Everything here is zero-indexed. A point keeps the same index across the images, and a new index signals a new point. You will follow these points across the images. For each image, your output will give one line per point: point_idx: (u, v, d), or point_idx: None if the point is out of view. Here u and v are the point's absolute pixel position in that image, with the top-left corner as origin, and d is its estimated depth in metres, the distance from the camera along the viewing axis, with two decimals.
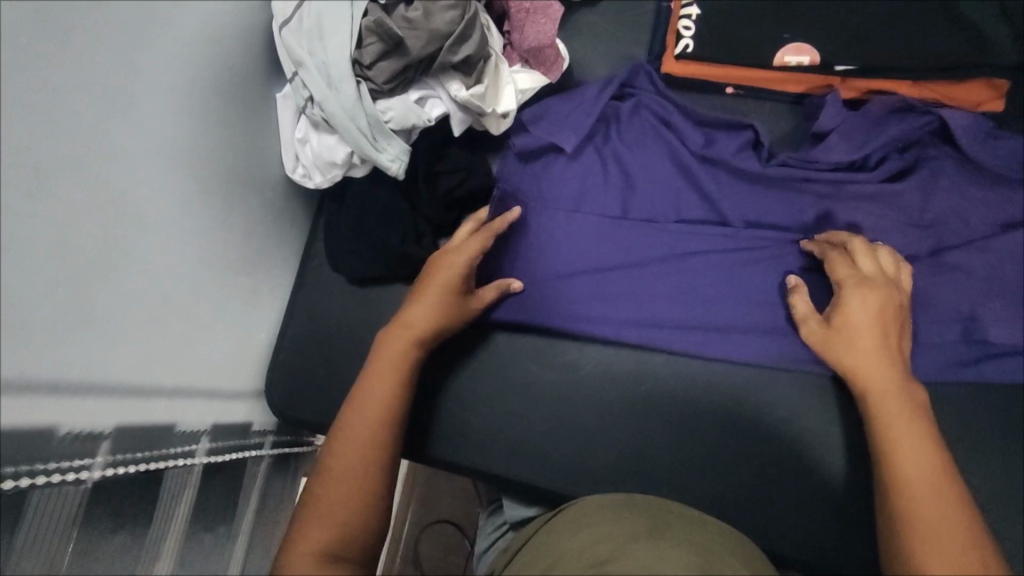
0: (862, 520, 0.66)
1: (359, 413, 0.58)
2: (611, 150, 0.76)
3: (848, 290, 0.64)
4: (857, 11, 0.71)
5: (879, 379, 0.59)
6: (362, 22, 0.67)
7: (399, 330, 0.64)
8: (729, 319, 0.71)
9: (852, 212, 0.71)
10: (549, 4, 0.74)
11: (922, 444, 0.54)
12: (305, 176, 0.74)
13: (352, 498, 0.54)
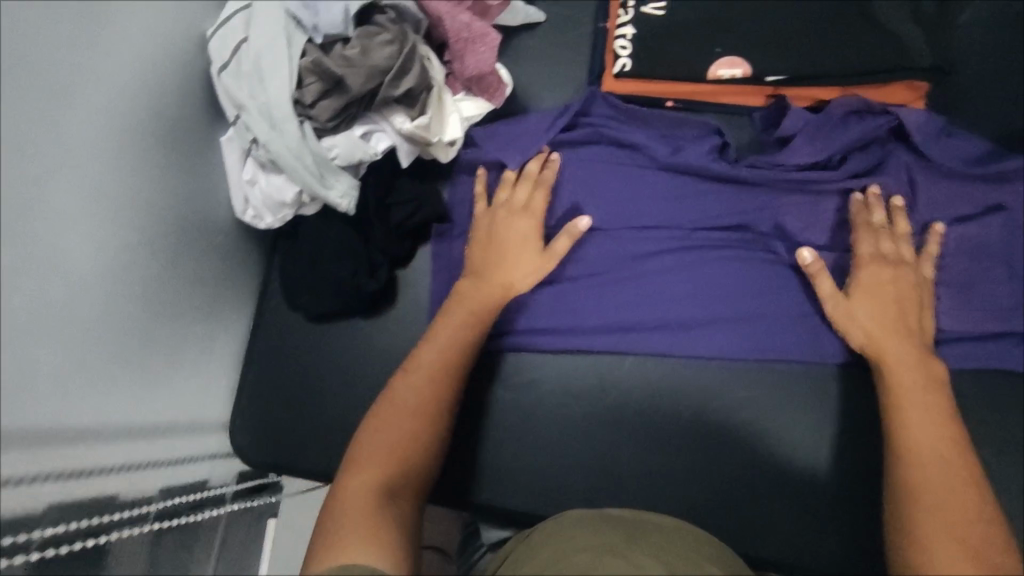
0: (827, 518, 0.68)
1: (408, 375, 0.63)
2: (571, 167, 0.74)
3: (869, 267, 0.66)
4: (783, 22, 0.73)
5: (896, 352, 0.63)
6: (301, 61, 0.65)
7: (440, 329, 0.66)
8: (687, 322, 0.71)
9: (795, 211, 0.71)
10: (486, 32, 0.71)
11: (934, 420, 0.58)
12: (256, 218, 0.74)
13: (401, 452, 0.57)
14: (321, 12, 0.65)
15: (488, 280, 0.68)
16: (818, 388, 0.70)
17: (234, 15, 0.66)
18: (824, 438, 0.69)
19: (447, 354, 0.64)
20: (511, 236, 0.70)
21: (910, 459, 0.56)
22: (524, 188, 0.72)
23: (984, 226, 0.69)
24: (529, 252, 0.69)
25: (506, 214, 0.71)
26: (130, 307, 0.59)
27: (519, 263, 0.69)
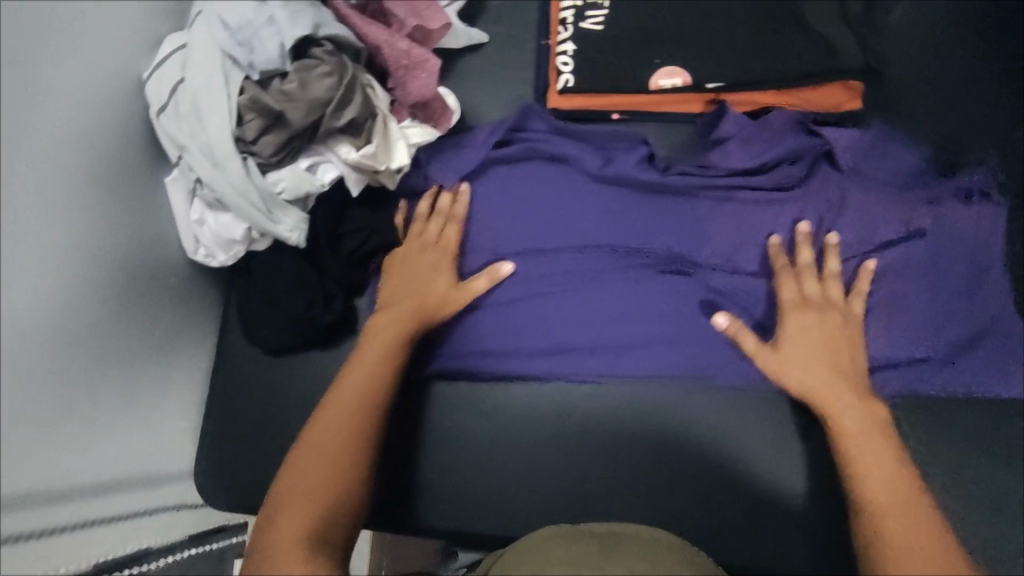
0: (778, 518, 0.69)
1: (334, 408, 0.64)
2: (500, 190, 0.75)
3: (791, 313, 0.68)
4: (719, 30, 0.74)
5: (834, 400, 0.64)
6: (239, 98, 0.64)
7: (361, 359, 0.67)
8: (630, 340, 0.71)
9: (727, 219, 0.72)
10: (427, 58, 0.72)
11: (887, 459, 0.60)
12: (208, 257, 0.74)
13: (329, 489, 0.59)
14: (255, 49, 0.63)
15: (414, 310, 0.70)
16: (768, 391, 0.70)
17: (171, 55, 0.65)
18: (773, 441, 0.70)
19: (368, 381, 0.65)
20: (424, 275, 0.72)
21: (875, 513, 0.57)
22: (437, 225, 0.74)
23: (909, 250, 0.70)
24: (442, 290, 0.71)
25: (413, 252, 0.73)
26: (78, 363, 0.59)
27: (429, 298, 0.71)
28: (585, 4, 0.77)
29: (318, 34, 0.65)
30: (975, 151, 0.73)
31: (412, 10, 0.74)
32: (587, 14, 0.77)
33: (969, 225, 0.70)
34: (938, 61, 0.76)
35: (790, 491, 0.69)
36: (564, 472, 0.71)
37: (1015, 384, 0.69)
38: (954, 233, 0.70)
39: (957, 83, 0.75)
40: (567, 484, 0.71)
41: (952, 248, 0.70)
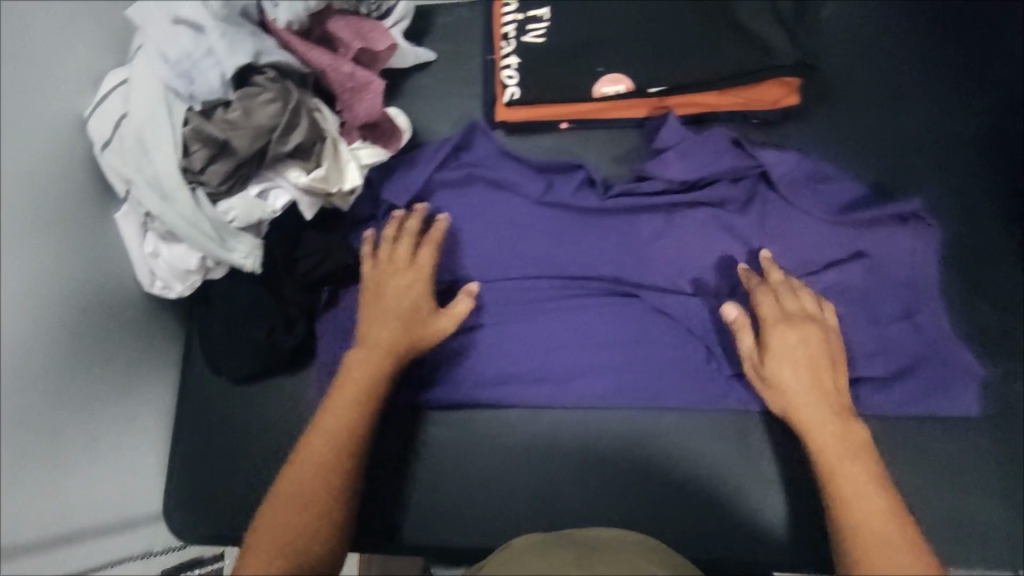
0: (732, 504, 0.72)
1: (319, 433, 0.63)
2: (447, 221, 0.79)
3: (775, 329, 0.66)
4: (657, 35, 0.76)
5: (818, 420, 0.63)
6: (183, 129, 0.64)
7: (345, 382, 0.66)
8: (569, 368, 0.75)
9: (661, 237, 0.76)
10: (370, 79, 0.73)
11: (868, 482, 0.59)
12: (166, 288, 0.73)
13: (309, 526, 0.58)
14: (195, 79, 0.63)
15: (392, 329, 0.69)
16: (709, 394, 0.74)
17: (113, 92, 0.65)
18: (723, 431, 0.74)
19: (351, 408, 0.64)
20: (398, 298, 0.70)
21: (855, 536, 0.56)
22: (406, 247, 0.73)
23: (847, 272, 0.71)
24: (417, 323, 0.70)
25: (385, 273, 0.72)
26: (39, 408, 0.59)
27: (400, 335, 0.69)
28: (526, 17, 0.79)
29: (259, 61, 0.66)
30: (909, 140, 0.76)
31: (356, 34, 0.75)
32: (528, 27, 0.79)
33: (901, 247, 0.71)
34: (872, 52, 0.78)
35: (743, 479, 0.73)
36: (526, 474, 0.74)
37: (960, 401, 0.69)
38: (890, 256, 0.71)
39: (889, 71, 0.78)
40: (532, 488, 0.73)
41: (885, 271, 0.71)
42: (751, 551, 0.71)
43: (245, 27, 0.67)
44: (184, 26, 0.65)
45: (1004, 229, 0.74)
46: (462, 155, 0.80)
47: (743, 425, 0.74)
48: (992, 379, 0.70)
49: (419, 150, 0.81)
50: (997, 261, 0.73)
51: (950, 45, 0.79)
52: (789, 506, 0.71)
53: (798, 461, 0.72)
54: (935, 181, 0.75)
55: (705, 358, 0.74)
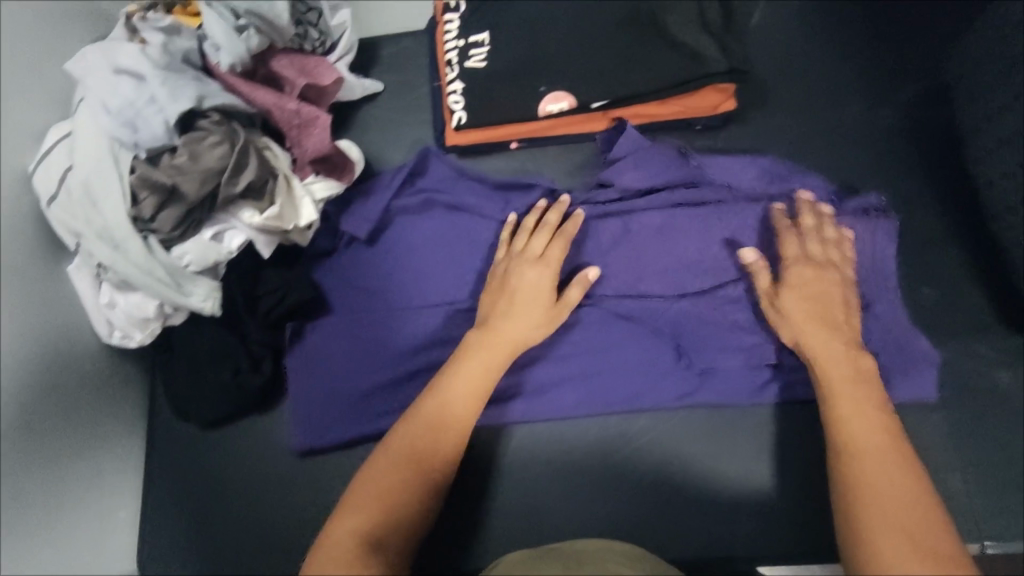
0: (708, 501, 0.73)
1: (427, 404, 0.64)
2: (407, 247, 0.80)
3: (793, 265, 0.68)
4: (596, 49, 0.77)
5: (828, 348, 0.64)
6: (130, 178, 0.64)
7: (465, 357, 0.67)
8: (538, 381, 0.76)
9: (619, 244, 0.77)
10: (316, 114, 0.74)
11: (871, 411, 0.59)
12: (125, 338, 0.72)
13: (401, 493, 0.59)
14: (140, 127, 0.63)
15: (518, 309, 0.69)
16: (678, 396, 0.75)
17: (56, 145, 0.65)
18: (694, 430, 0.75)
19: (467, 388, 0.65)
20: (513, 284, 0.70)
21: (853, 462, 0.56)
22: (541, 238, 0.73)
23: None
24: (536, 310, 0.69)
25: (516, 261, 0.72)
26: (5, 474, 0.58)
27: (527, 319, 0.69)
28: (467, 43, 0.80)
29: (202, 106, 0.66)
30: (847, 133, 0.79)
31: (301, 71, 0.77)
32: (470, 52, 0.79)
33: (860, 235, 0.73)
34: (804, 55, 0.81)
35: (719, 477, 0.74)
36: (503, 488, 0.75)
37: (921, 385, 0.70)
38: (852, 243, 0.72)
39: (821, 68, 0.81)
40: (512, 501, 0.75)
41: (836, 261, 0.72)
42: (733, 549, 0.72)
43: (186, 71, 0.67)
44: (126, 75, 0.64)
45: (943, 213, 0.76)
46: (417, 180, 0.82)
47: (712, 423, 0.75)
48: (945, 357, 0.73)
49: (378, 176, 0.83)
50: (940, 244, 0.76)
51: (879, 37, 0.82)
52: (764, 500, 0.73)
53: (770, 453, 0.74)
54: (876, 169, 0.78)
55: (675, 357, 0.75)
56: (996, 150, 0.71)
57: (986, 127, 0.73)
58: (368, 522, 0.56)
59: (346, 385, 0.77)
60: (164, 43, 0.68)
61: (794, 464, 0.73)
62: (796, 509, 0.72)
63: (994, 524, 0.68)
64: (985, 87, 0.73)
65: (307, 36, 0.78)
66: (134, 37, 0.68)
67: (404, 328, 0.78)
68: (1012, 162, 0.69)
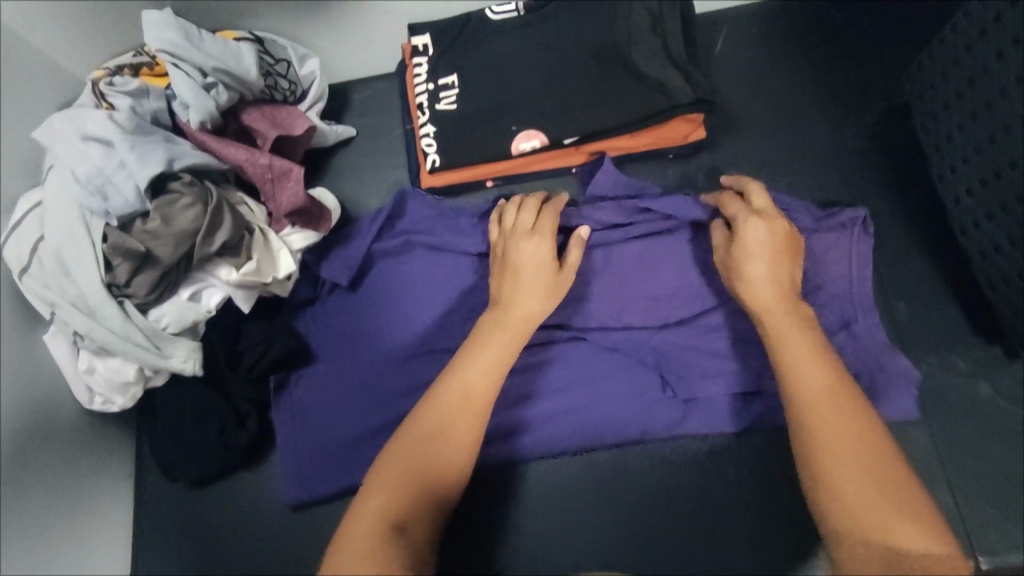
0: (701, 529, 0.73)
1: (434, 407, 0.60)
2: (390, 292, 0.80)
3: (744, 219, 0.67)
4: (564, 87, 0.78)
5: (778, 322, 0.62)
6: (102, 245, 0.63)
7: (470, 355, 0.63)
8: (531, 420, 0.76)
9: (598, 278, 0.77)
10: (289, 167, 0.74)
11: (831, 390, 0.57)
12: (107, 402, 0.71)
13: (423, 477, 0.56)
14: (110, 195, 0.63)
15: (529, 284, 0.67)
16: (669, 428, 0.75)
17: (26, 217, 0.64)
18: (685, 458, 0.75)
19: (476, 388, 0.61)
20: (518, 259, 0.69)
21: (814, 448, 0.54)
22: (530, 213, 0.73)
23: None
24: (543, 282, 0.68)
25: (514, 236, 0.71)
26: None
27: (535, 295, 0.67)
28: (437, 86, 0.80)
29: (174, 168, 0.66)
30: (815, 153, 0.80)
31: (272, 122, 0.77)
32: (441, 95, 0.80)
33: (838, 249, 0.73)
34: (768, 79, 0.83)
35: (714, 506, 0.74)
36: (495, 529, 0.75)
37: (907, 402, 0.70)
38: (826, 260, 0.72)
39: (786, 92, 0.83)
40: (507, 542, 0.74)
41: (819, 283, 0.72)
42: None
43: (156, 132, 0.67)
44: (95, 142, 0.63)
45: (910, 228, 0.78)
46: (396, 223, 0.82)
47: (701, 451, 0.75)
48: (924, 371, 0.74)
49: (359, 218, 0.83)
50: (910, 258, 0.77)
51: (840, 57, 0.83)
52: (760, 525, 0.73)
53: (763, 477, 0.74)
54: (844, 188, 0.79)
55: (660, 387, 0.76)
56: (959, 169, 0.72)
57: (946, 145, 0.73)
58: (391, 506, 0.54)
59: (334, 435, 0.76)
60: (132, 108, 0.67)
61: (783, 486, 0.73)
62: (787, 532, 0.72)
63: (981, 536, 0.68)
64: (941, 105, 0.73)
65: (277, 86, 0.78)
66: (101, 103, 0.67)
67: (387, 376, 0.77)
68: (976, 180, 0.70)
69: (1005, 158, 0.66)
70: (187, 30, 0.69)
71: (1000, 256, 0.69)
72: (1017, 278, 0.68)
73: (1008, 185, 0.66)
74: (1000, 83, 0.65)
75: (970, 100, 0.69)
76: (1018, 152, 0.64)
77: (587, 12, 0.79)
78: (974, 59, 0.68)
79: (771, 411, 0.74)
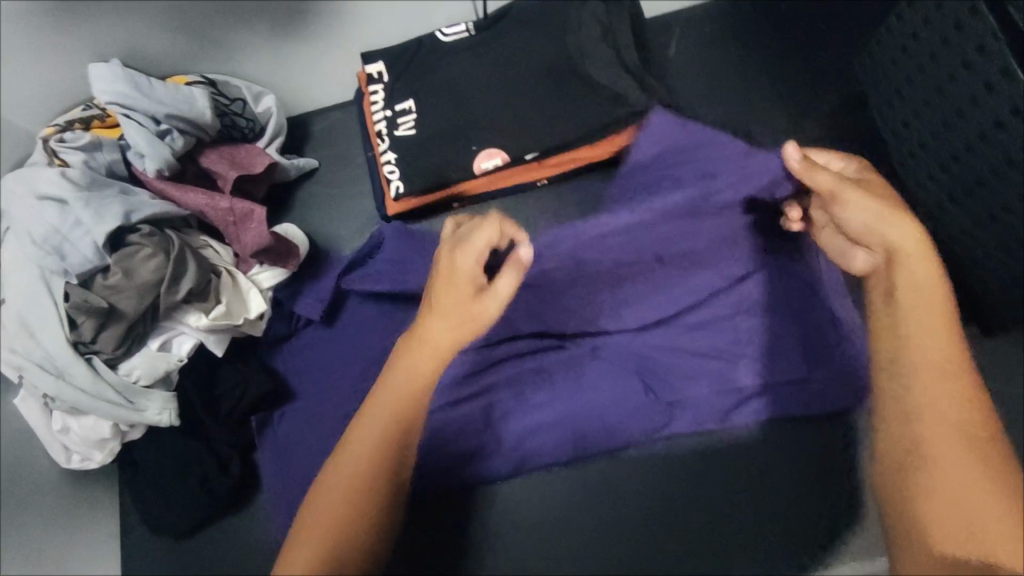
0: (705, 537, 0.71)
1: (354, 447, 0.57)
2: (368, 323, 0.80)
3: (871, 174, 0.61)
4: (521, 104, 0.78)
5: (923, 295, 0.54)
6: (64, 304, 0.61)
7: (388, 384, 0.59)
8: (518, 435, 0.74)
9: (574, 287, 0.77)
10: (250, 209, 0.74)
11: (954, 391, 0.52)
12: (85, 460, 0.70)
13: (359, 514, 0.55)
14: (68, 253, 0.61)
15: (441, 311, 0.60)
16: (662, 435, 0.73)
17: None
18: (678, 460, 0.73)
19: (393, 426, 0.58)
20: (438, 290, 0.61)
21: (911, 448, 0.52)
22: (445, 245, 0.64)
23: (741, 290, 0.75)
24: (451, 305, 0.60)
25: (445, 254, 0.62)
26: None
27: (447, 323, 0.60)
28: (394, 112, 0.80)
29: (132, 220, 0.65)
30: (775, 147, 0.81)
31: (231, 163, 0.77)
32: (398, 121, 0.80)
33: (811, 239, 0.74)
34: (724, 76, 0.83)
35: (714, 508, 0.71)
36: (493, 554, 0.72)
37: None
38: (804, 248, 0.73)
39: (742, 88, 0.83)
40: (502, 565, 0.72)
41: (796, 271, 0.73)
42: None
43: (112, 185, 0.66)
44: (50, 201, 0.62)
45: None
46: (376, 253, 0.80)
47: (692, 451, 0.73)
48: None
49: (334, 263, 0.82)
50: None
51: (792, 51, 0.84)
52: (764, 521, 0.70)
53: (761, 473, 0.72)
54: None
55: (643, 391, 0.74)
56: (919, 154, 0.72)
57: (902, 132, 0.74)
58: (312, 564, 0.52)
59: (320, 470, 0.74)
60: (86, 163, 0.66)
61: (785, 479, 0.71)
62: (792, 529, 0.70)
63: None
64: (894, 92, 0.73)
65: (235, 125, 0.79)
66: (53, 160, 0.65)
67: None
68: (935, 165, 0.70)
69: (959, 142, 0.67)
70: (136, 80, 0.69)
71: (968, 238, 0.69)
72: (989, 260, 0.68)
73: (969, 167, 0.67)
74: (949, 68, 0.65)
75: (920, 86, 0.70)
76: (970, 134, 0.65)
77: (536, 27, 0.79)
78: (923, 47, 0.68)
79: (758, 410, 0.73)
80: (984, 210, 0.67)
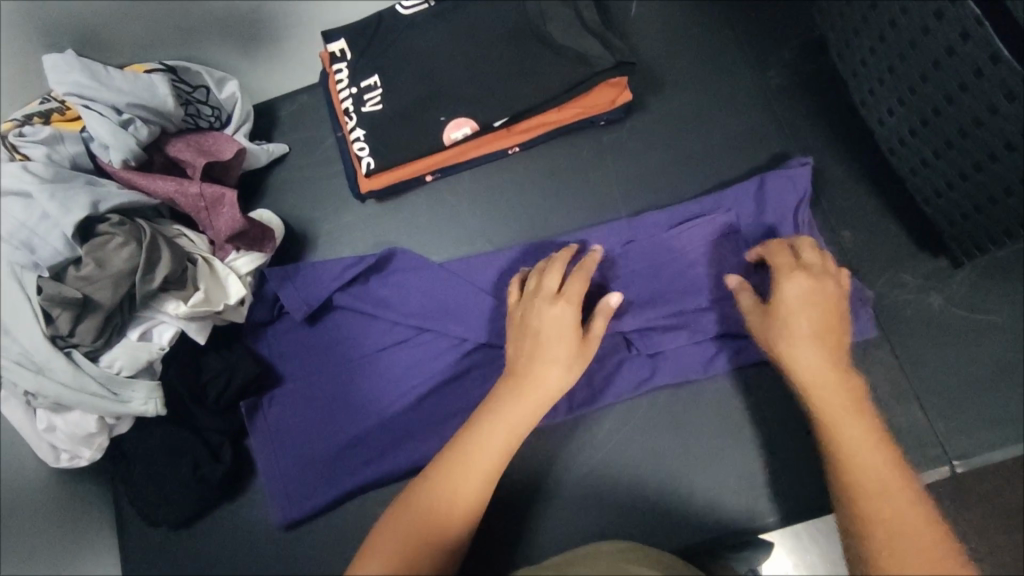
0: (699, 480, 0.72)
1: (479, 449, 0.55)
2: (352, 304, 0.78)
3: (782, 287, 0.62)
4: (485, 72, 0.78)
5: (839, 396, 0.55)
6: (38, 298, 0.60)
7: (516, 398, 0.59)
8: None
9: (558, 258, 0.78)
10: (221, 193, 0.73)
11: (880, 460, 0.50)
12: (74, 458, 0.69)
13: (460, 509, 0.53)
14: (38, 247, 0.60)
15: (545, 348, 0.61)
16: (650, 387, 0.74)
17: None
18: (665, 408, 0.74)
19: (503, 446, 0.56)
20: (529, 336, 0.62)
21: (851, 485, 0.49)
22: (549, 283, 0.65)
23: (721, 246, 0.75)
24: (559, 338, 0.61)
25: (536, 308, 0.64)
26: None
27: (559, 363, 0.60)
28: (360, 89, 0.80)
29: (99, 211, 0.64)
30: (741, 98, 0.82)
31: (199, 150, 0.76)
32: (365, 97, 0.79)
33: (780, 187, 0.75)
34: (685, 32, 0.84)
35: (706, 452, 0.72)
36: (489, 519, 0.72)
37: (861, 327, 0.72)
38: (777, 198, 0.75)
39: (705, 43, 0.84)
40: (500, 526, 0.72)
41: (766, 218, 0.75)
42: (734, 519, 0.70)
43: (77, 178, 0.65)
44: (14, 196, 0.60)
45: (845, 159, 0.80)
46: (379, 275, 0.79)
47: (677, 399, 0.74)
48: (881, 292, 0.76)
49: (321, 263, 0.79)
50: (849, 187, 0.79)
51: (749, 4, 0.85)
52: (753, 462, 0.72)
53: (744, 417, 0.73)
54: (776, 127, 0.81)
55: (626, 346, 0.75)
56: (877, 91, 0.74)
57: (862, 72, 0.75)
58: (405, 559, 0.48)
59: (315, 449, 0.76)
60: (48, 156, 0.64)
61: (771, 419, 0.73)
62: (783, 468, 0.71)
63: (951, 437, 0.70)
64: (852, 32, 0.74)
65: (200, 114, 0.78)
66: (14, 155, 0.63)
67: (360, 383, 0.77)
68: (895, 101, 0.71)
69: (917, 73, 0.68)
70: (94, 71, 0.68)
71: (929, 169, 0.71)
72: (948, 189, 0.70)
73: (926, 98, 0.68)
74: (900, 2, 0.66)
75: (875, 24, 0.71)
76: (927, 63, 0.66)
77: None
78: None
79: (742, 354, 0.73)
80: (941, 137, 0.68)
